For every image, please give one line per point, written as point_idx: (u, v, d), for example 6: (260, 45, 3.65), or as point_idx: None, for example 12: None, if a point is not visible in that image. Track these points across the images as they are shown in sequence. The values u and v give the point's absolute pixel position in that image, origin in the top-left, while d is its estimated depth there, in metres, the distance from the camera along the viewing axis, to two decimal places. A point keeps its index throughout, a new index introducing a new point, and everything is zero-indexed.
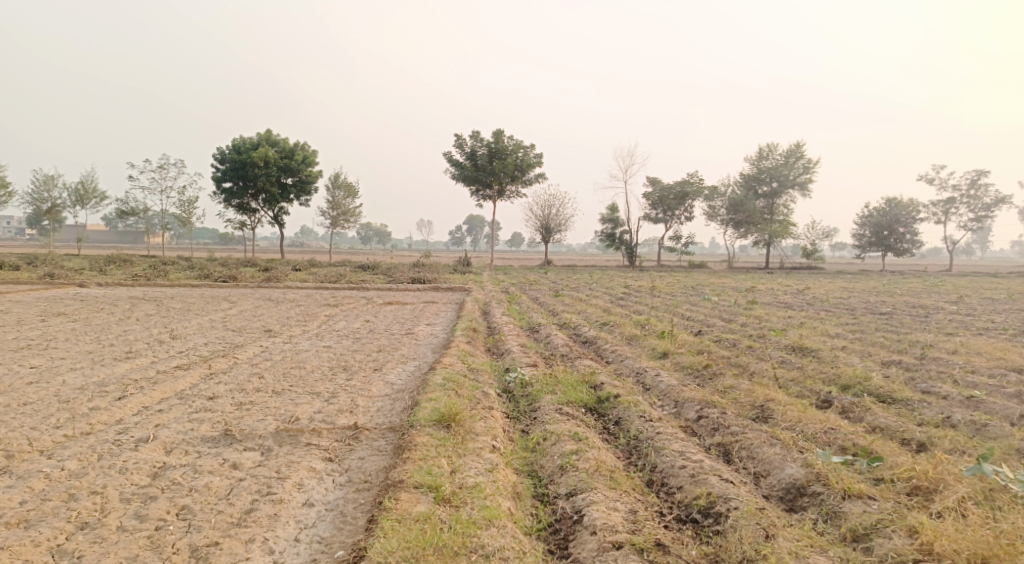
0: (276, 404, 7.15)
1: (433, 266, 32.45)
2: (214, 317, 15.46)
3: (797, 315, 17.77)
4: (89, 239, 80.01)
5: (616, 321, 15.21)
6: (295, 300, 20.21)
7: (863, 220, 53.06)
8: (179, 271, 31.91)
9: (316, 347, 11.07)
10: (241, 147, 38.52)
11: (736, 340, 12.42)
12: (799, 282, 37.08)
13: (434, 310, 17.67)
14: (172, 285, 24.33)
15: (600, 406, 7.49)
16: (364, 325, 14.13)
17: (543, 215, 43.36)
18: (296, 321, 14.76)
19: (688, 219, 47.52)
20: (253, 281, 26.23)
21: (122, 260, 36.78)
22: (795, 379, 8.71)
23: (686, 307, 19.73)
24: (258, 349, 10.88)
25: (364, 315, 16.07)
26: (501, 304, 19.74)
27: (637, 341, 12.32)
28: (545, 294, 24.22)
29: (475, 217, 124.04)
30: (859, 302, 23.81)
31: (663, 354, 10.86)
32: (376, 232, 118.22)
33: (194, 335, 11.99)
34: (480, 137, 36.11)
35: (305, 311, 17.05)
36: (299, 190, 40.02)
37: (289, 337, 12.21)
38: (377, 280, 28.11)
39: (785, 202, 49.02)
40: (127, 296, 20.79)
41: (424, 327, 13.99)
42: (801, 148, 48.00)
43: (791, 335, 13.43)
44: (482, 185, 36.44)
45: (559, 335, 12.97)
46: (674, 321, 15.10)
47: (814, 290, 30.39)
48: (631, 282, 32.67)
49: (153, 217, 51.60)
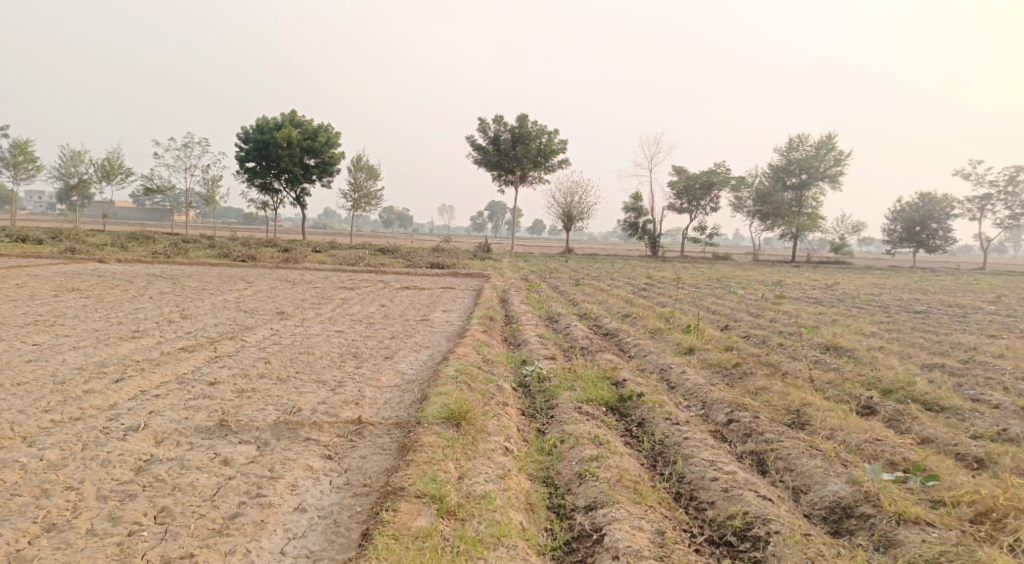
0: (279, 393, 6.76)
1: (452, 251, 32.08)
2: (228, 297, 15.20)
3: (829, 312, 17.05)
4: (115, 215, 80.73)
5: (638, 313, 14.66)
6: (312, 282, 19.93)
7: (895, 215, 51.60)
8: (199, 249, 31.86)
9: (327, 332, 10.71)
10: (265, 127, 38.33)
11: (765, 337, 11.83)
12: (827, 276, 36.13)
13: (452, 296, 17.22)
14: (191, 264, 24.20)
15: (622, 405, 6.99)
16: (379, 310, 13.74)
17: (565, 202, 42.69)
18: (311, 304, 14.43)
19: (714, 209, 46.54)
20: (271, 262, 26.04)
21: (144, 237, 36.86)
22: (832, 382, 8.14)
23: (711, 300, 19.10)
24: (268, 332, 10.53)
25: (380, 300, 15.68)
26: (520, 292, 19.25)
27: (661, 335, 11.78)
28: (565, 282, 23.72)
29: (498, 203, 123.32)
30: (892, 300, 22.95)
31: (688, 349, 10.32)
32: (398, 216, 118.06)
33: (205, 316, 11.68)
34: (503, 122, 35.49)
35: (321, 294, 16.70)
36: (321, 171, 39.78)
37: (302, 321, 11.85)
38: (395, 263, 27.81)
39: (814, 194, 47.77)
40: (144, 273, 20.62)
41: (440, 313, 13.57)
42: (833, 139, 46.65)
43: (823, 333, 12.78)
44: (504, 170, 35.88)
45: (579, 326, 12.46)
46: (700, 314, 14.51)
47: (844, 285, 29.46)
48: (654, 273, 31.97)
49: (178, 195, 51.81)
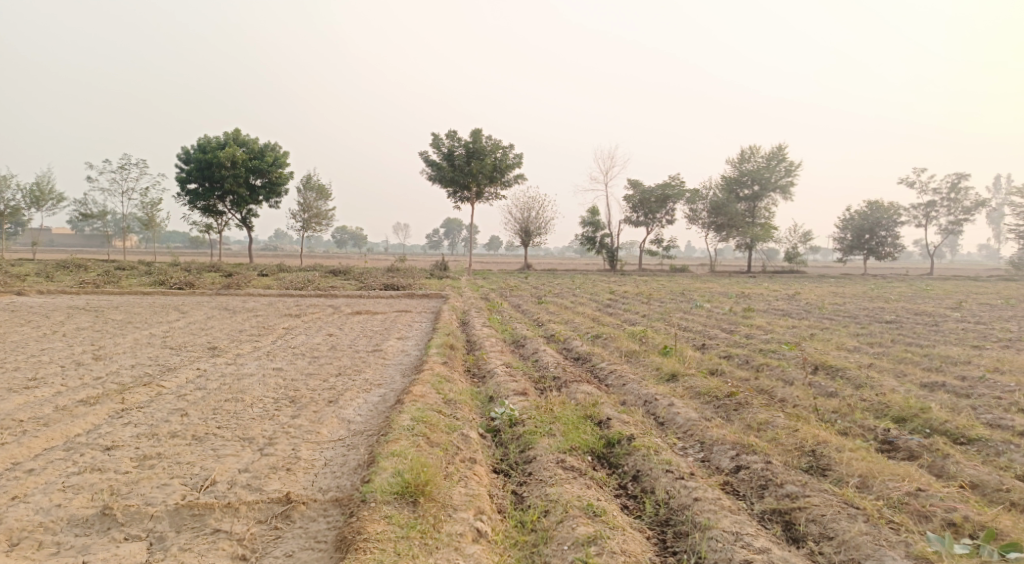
0: (191, 459, 5.45)
1: (408, 271, 30.79)
2: (156, 332, 13.62)
3: (801, 325, 16.33)
4: (50, 243, 76.78)
5: (608, 333, 13.70)
6: (255, 310, 18.36)
7: (844, 223, 52.39)
8: (134, 277, 29.76)
9: (264, 371, 9.33)
10: (207, 147, 36.47)
11: (749, 358, 10.91)
12: (786, 286, 36.10)
13: (407, 321, 15.96)
14: (121, 294, 22.24)
15: (610, 453, 5.92)
16: (327, 341, 12.43)
17: (522, 218, 41.81)
18: (249, 336, 12.97)
19: (670, 222, 46.39)
20: (212, 288, 24.28)
21: (75, 266, 34.33)
22: (838, 410, 7.24)
23: (680, 315, 18.35)
24: (194, 374, 9.08)
25: (327, 328, 14.31)
26: (481, 313, 18.11)
27: (637, 359, 10.75)
28: (527, 300, 22.72)
29: (453, 221, 122.29)
30: (857, 309, 22.58)
31: (670, 376, 9.31)
32: (352, 236, 115.46)
33: (123, 357, 10.15)
34: (457, 137, 34.52)
35: (261, 324, 15.20)
36: (268, 192, 38.01)
37: (235, 358, 10.42)
38: (347, 286, 26.34)
39: (767, 205, 48.05)
40: (65, 305, 18.73)
41: (395, 342, 12.33)
42: (782, 151, 47.07)
43: (805, 350, 11.96)
44: (459, 186, 34.82)
45: (547, 351, 11.36)
46: (673, 334, 13.63)
47: (806, 295, 29.30)
48: (615, 287, 31.30)
49: (115, 219, 48.96)
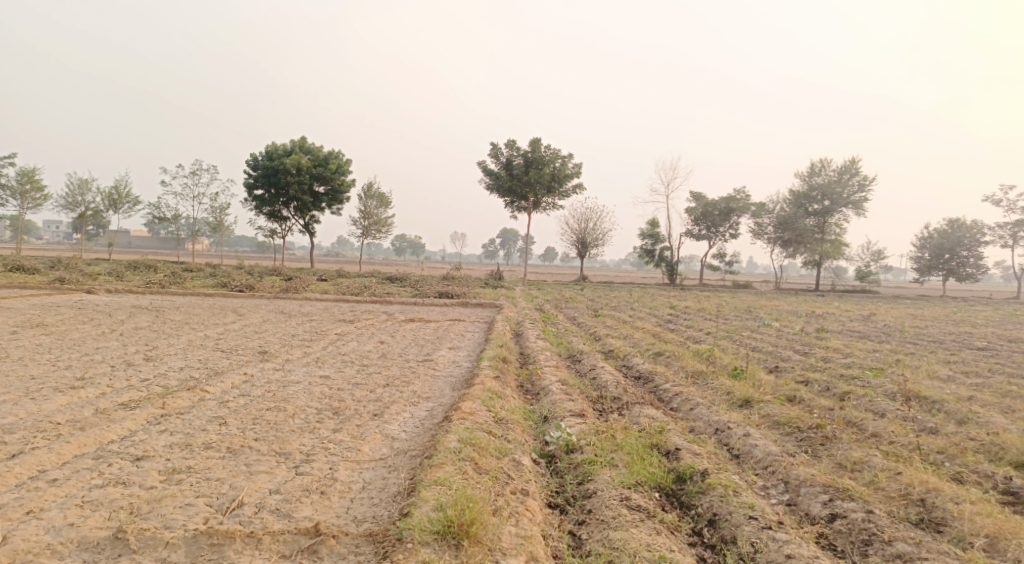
0: (221, 476, 5.05)
1: (463, 279, 30.57)
2: (210, 334, 13.56)
3: (882, 350, 15.06)
4: (128, 244, 80.55)
5: (671, 351, 12.90)
6: (310, 314, 18.29)
7: (922, 241, 49.50)
8: (199, 278, 30.49)
9: (311, 379, 8.96)
10: (274, 154, 37.32)
11: (829, 385, 9.93)
12: (858, 306, 34.19)
13: (460, 331, 15.50)
14: (184, 295, 22.67)
15: (681, 491, 5.22)
16: (378, 348, 12.09)
17: (579, 229, 41.10)
18: (300, 342, 12.73)
19: (733, 236, 44.79)
20: (271, 291, 24.54)
21: (145, 266, 35.47)
22: (945, 450, 6.32)
23: (747, 334, 17.33)
24: (240, 380, 8.78)
25: (379, 336, 13.98)
26: (535, 324, 17.53)
27: (704, 382, 9.94)
28: (584, 313, 22.03)
29: (510, 231, 122.50)
30: (941, 333, 20.93)
31: (743, 403, 8.48)
32: (410, 244, 116.90)
33: (173, 360, 9.99)
34: (517, 146, 34.17)
35: (314, 329, 15.03)
36: (330, 199, 38.55)
37: (284, 364, 10.13)
38: (402, 293, 26.25)
39: (837, 221, 45.75)
40: (129, 304, 19.11)
41: (446, 353, 11.89)
42: (856, 164, 44.76)
43: (893, 378, 10.85)
44: (516, 196, 34.43)
45: (606, 368, 10.65)
46: (742, 354, 12.72)
47: (883, 317, 27.54)
48: (675, 302, 30.18)
49: (186, 223, 50.65)
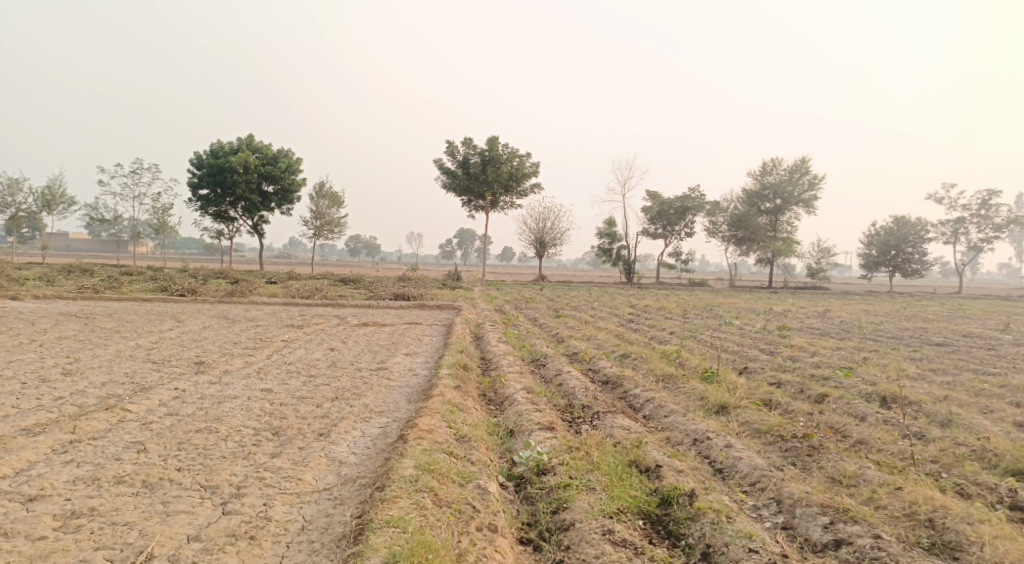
0: (129, 520, 4.27)
1: (420, 280, 29.74)
2: (142, 343, 12.46)
3: (845, 348, 14.88)
4: (67, 247, 76.74)
5: (637, 352, 12.42)
6: (256, 320, 17.21)
7: (869, 239, 50.66)
8: (138, 283, 28.86)
9: (251, 393, 8.09)
10: (219, 152, 35.71)
11: (804, 388, 9.54)
12: (812, 302, 34.63)
13: (417, 335, 14.70)
14: (119, 300, 21.19)
15: (668, 519, 4.67)
16: (328, 357, 11.24)
17: (537, 228, 40.60)
18: (242, 351, 11.76)
19: (689, 234, 45.02)
20: (216, 295, 23.25)
21: (80, 270, 33.45)
22: (940, 459, 5.91)
23: (711, 333, 17.03)
24: (169, 396, 7.84)
25: (329, 342, 13.08)
26: (495, 326, 16.87)
27: (676, 386, 9.44)
28: (544, 313, 21.49)
29: (467, 231, 121.69)
30: (898, 329, 21.06)
31: (719, 409, 7.98)
32: (365, 244, 114.87)
33: (95, 375, 8.98)
34: (473, 144, 33.45)
35: (259, 336, 14.04)
36: (280, 199, 37.12)
37: (220, 376, 9.20)
38: (356, 295, 25.27)
39: (789, 219, 46.42)
40: (56, 312, 17.68)
41: (402, 359, 11.13)
42: (806, 164, 45.47)
43: (864, 378, 10.55)
44: (473, 195, 33.69)
45: (572, 373, 10.06)
46: (710, 355, 12.31)
47: (838, 313, 27.79)
48: (634, 301, 29.93)
49: (126, 224, 48.19)
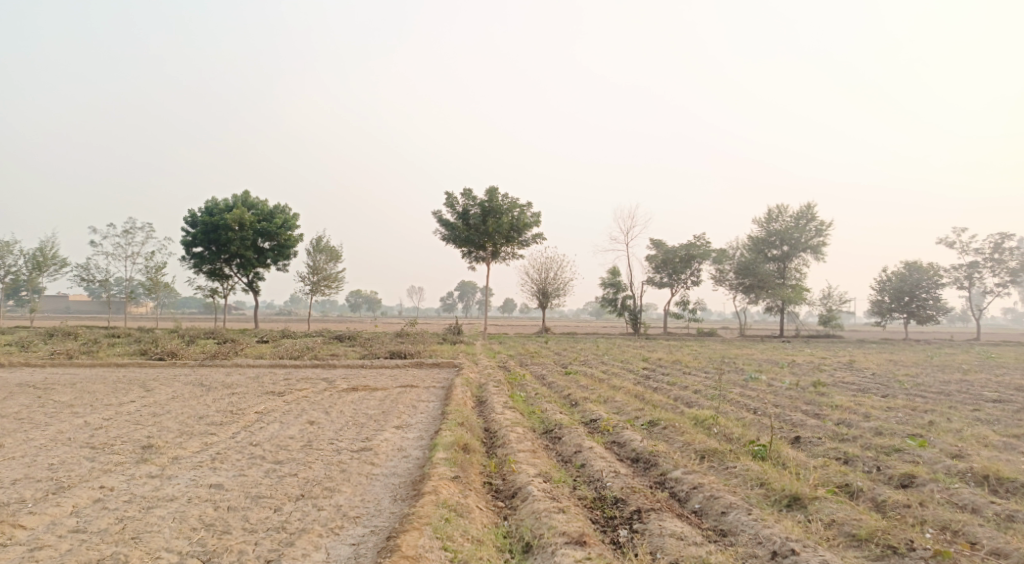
0: None
1: (419, 335, 28.09)
2: (92, 421, 10.67)
3: (898, 407, 13.05)
4: (65, 310, 75.42)
5: (666, 419, 10.64)
6: (235, 387, 15.40)
7: (880, 285, 49.08)
8: (119, 346, 27.17)
9: (192, 492, 6.38)
10: (214, 209, 34.58)
11: (882, 466, 7.81)
12: (831, 352, 32.85)
13: (412, 401, 12.90)
14: (92, 367, 19.41)
15: None
16: (306, 434, 9.47)
17: (539, 279, 39.16)
18: (205, 428, 9.97)
19: (695, 282, 43.46)
20: (198, 359, 21.50)
21: (63, 334, 31.74)
22: None
23: (740, 391, 15.26)
24: (86, 500, 6.12)
25: (309, 414, 11.31)
26: (499, 387, 15.14)
27: (724, 466, 7.73)
28: (552, 370, 19.76)
29: (468, 284, 120.66)
30: (939, 382, 19.20)
31: (790, 503, 6.28)
32: (366, 299, 113.35)
33: (8, 471, 7.23)
34: (472, 195, 32.28)
35: (231, 407, 12.25)
36: (276, 255, 35.68)
37: (165, 466, 7.47)
38: (349, 354, 23.58)
39: (797, 265, 45.10)
40: (12, 382, 15.87)
41: (393, 435, 9.37)
42: (812, 209, 44.36)
43: (944, 449, 8.79)
44: (473, 247, 32.33)
45: (595, 450, 8.33)
46: (751, 421, 10.56)
47: (864, 364, 26.01)
48: (647, 355, 28.11)
49: (118, 285, 46.63)
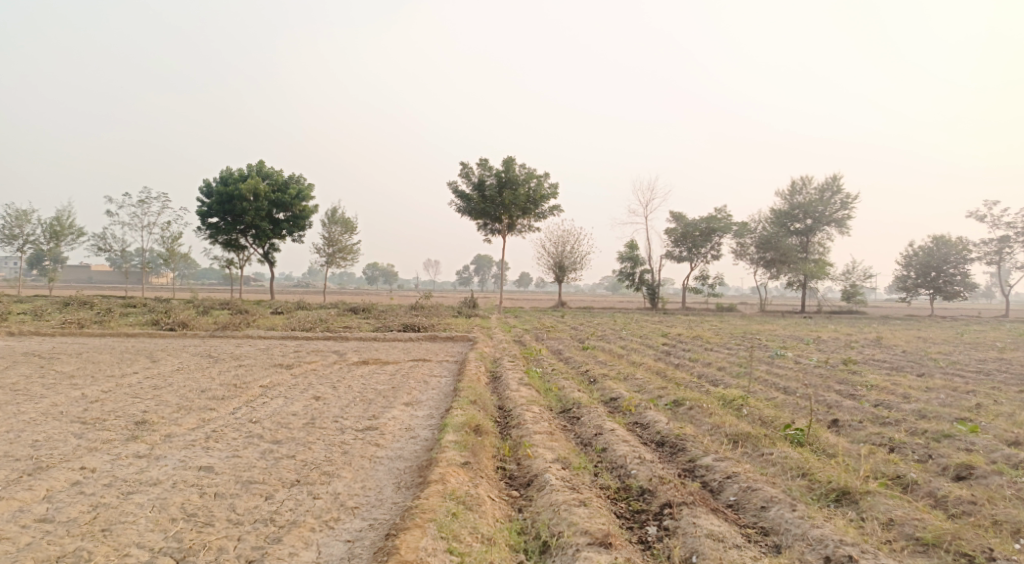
0: None
1: (434, 308, 27.56)
2: (89, 393, 10.22)
3: (937, 388, 12.26)
4: (88, 280, 76.03)
5: (691, 398, 9.96)
6: (244, 359, 14.93)
7: (906, 260, 47.70)
8: (131, 316, 26.90)
9: (178, 476, 5.84)
10: (228, 179, 34.07)
11: (934, 455, 7.09)
12: (856, 329, 31.86)
13: (423, 377, 12.33)
14: (102, 337, 19.09)
15: None
16: (310, 411, 8.93)
17: (556, 252, 38.40)
18: (205, 403, 9.46)
19: (715, 257, 42.49)
20: (209, 330, 21.14)
21: (77, 303, 31.53)
22: None
23: (767, 369, 14.54)
24: (63, 483, 5.61)
25: (315, 389, 10.76)
26: (514, 362, 14.57)
27: (759, 453, 7.07)
28: (569, 345, 19.12)
29: (484, 257, 120.03)
30: (975, 362, 18.28)
31: (839, 498, 5.60)
32: (383, 272, 113.40)
33: None
34: (488, 166, 31.45)
35: (236, 380, 11.74)
36: (291, 226, 35.21)
37: (155, 445, 6.96)
38: (362, 326, 23.13)
39: (821, 239, 43.88)
40: (19, 352, 15.52)
41: (401, 414, 8.79)
42: (838, 182, 42.93)
43: (999, 435, 8.03)
44: (489, 218, 31.58)
45: (617, 433, 7.69)
46: (783, 402, 9.85)
47: (892, 342, 25.06)
48: (666, 329, 27.42)
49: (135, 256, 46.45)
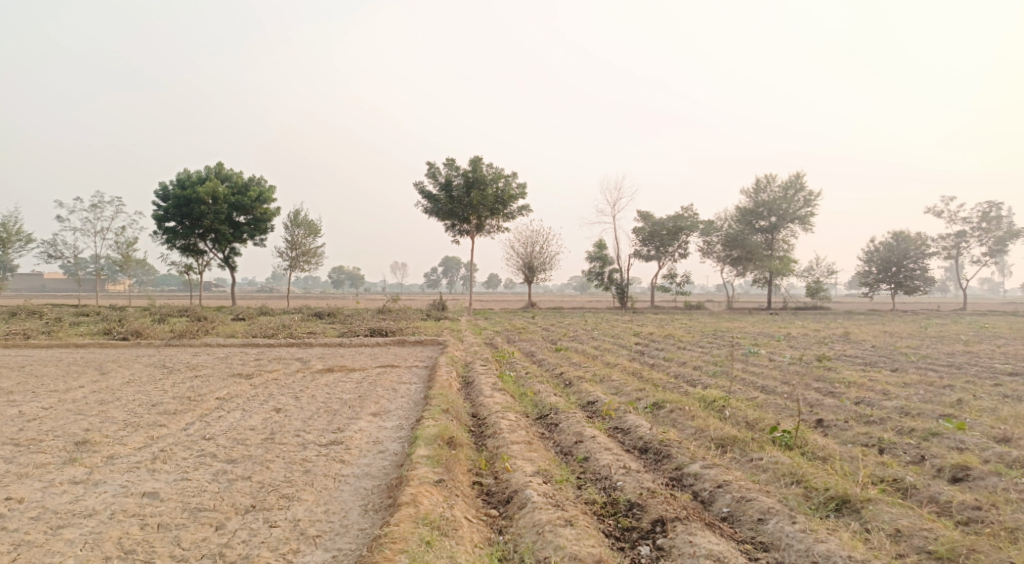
0: None
1: (402, 311, 26.88)
2: (27, 411, 9.43)
3: (914, 384, 12.15)
4: (40, 288, 73.12)
5: (671, 401, 9.60)
6: (201, 370, 14.15)
7: (868, 256, 48.47)
8: (83, 326, 25.67)
9: (118, 505, 5.23)
10: (186, 181, 32.85)
11: (926, 456, 6.82)
12: (824, 325, 32.11)
13: (391, 384, 11.76)
14: (49, 348, 18.03)
15: None
16: (269, 425, 8.32)
17: (525, 253, 38.00)
18: (155, 418, 8.78)
19: (683, 255, 42.57)
20: (165, 338, 20.18)
21: (25, 313, 30.05)
22: None
23: (743, 368, 14.31)
24: None
25: (277, 400, 10.13)
26: (485, 366, 14.08)
27: (748, 458, 6.71)
28: (542, 347, 18.70)
29: (452, 259, 119.11)
30: (945, 356, 18.36)
31: (839, 507, 5.26)
32: (349, 276, 111.64)
33: None
34: (455, 166, 30.90)
35: (191, 392, 11.04)
36: (252, 230, 34.14)
37: (95, 468, 6.32)
38: (327, 331, 22.37)
39: (785, 236, 44.26)
40: None
41: (369, 425, 8.24)
42: (801, 179, 43.34)
43: (986, 432, 7.83)
44: (457, 219, 30.99)
45: (599, 440, 7.28)
46: (765, 402, 9.56)
47: (861, 337, 25.22)
48: (637, 329, 27.20)
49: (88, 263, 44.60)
